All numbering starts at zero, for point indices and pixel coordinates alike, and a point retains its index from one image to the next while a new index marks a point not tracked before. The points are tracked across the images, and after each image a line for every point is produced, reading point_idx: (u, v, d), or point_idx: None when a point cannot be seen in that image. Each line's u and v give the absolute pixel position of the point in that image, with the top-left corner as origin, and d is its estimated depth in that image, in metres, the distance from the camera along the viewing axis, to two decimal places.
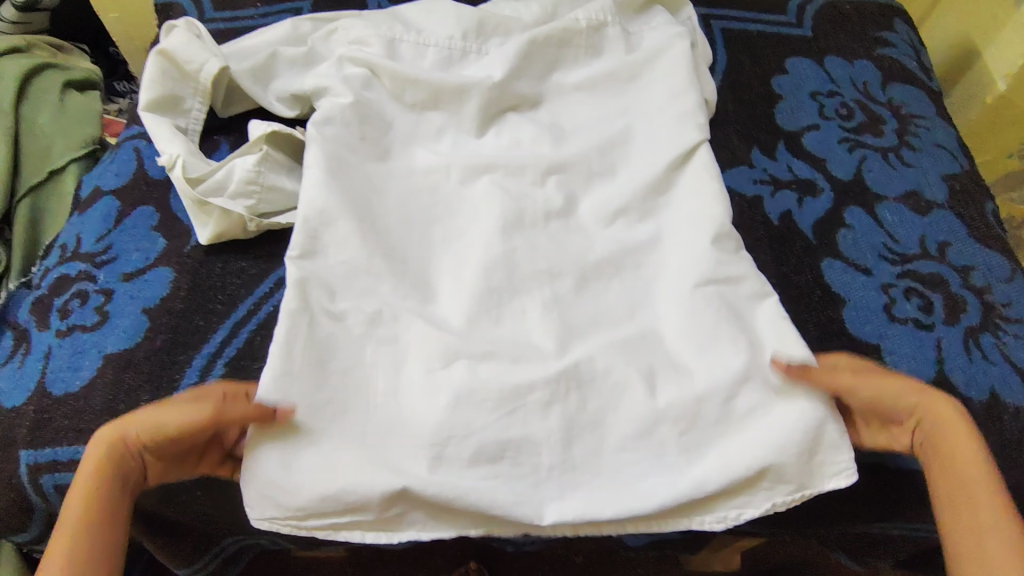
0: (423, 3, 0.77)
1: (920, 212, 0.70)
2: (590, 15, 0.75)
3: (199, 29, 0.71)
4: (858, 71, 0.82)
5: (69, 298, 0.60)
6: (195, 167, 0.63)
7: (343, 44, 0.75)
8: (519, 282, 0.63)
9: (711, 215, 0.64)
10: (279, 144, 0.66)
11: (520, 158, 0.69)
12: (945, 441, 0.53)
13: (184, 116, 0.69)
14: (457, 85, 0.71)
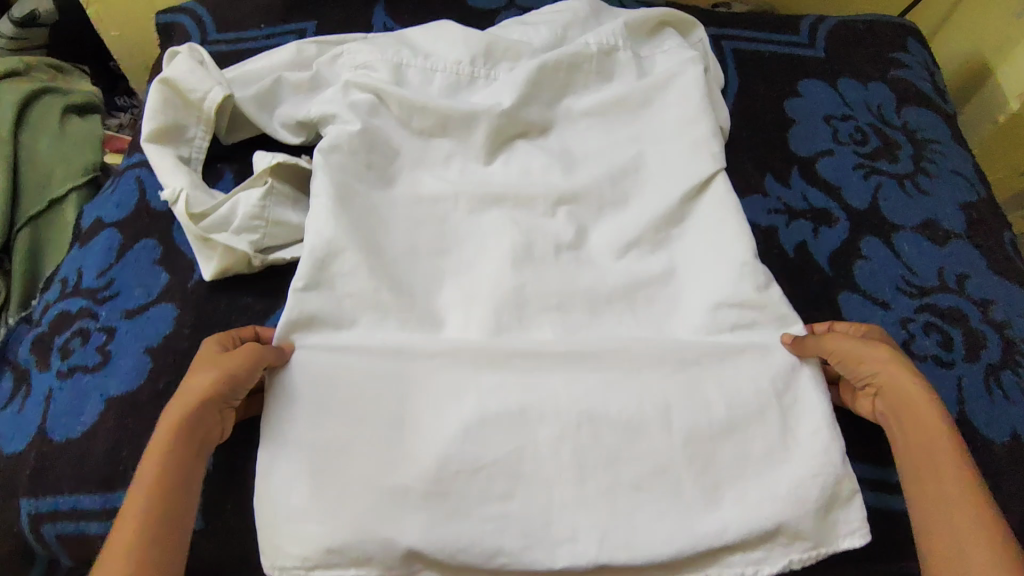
0: (430, 27, 0.75)
1: (938, 242, 0.69)
2: (600, 39, 0.73)
3: (202, 55, 0.69)
4: (872, 94, 0.81)
5: (70, 337, 0.59)
6: (198, 202, 0.62)
7: (349, 69, 0.73)
8: (529, 317, 0.60)
9: (728, 248, 0.62)
10: (285, 177, 0.65)
11: (531, 187, 0.67)
12: (905, 410, 0.52)
13: (187, 145, 0.67)
14: (465, 112, 0.69)
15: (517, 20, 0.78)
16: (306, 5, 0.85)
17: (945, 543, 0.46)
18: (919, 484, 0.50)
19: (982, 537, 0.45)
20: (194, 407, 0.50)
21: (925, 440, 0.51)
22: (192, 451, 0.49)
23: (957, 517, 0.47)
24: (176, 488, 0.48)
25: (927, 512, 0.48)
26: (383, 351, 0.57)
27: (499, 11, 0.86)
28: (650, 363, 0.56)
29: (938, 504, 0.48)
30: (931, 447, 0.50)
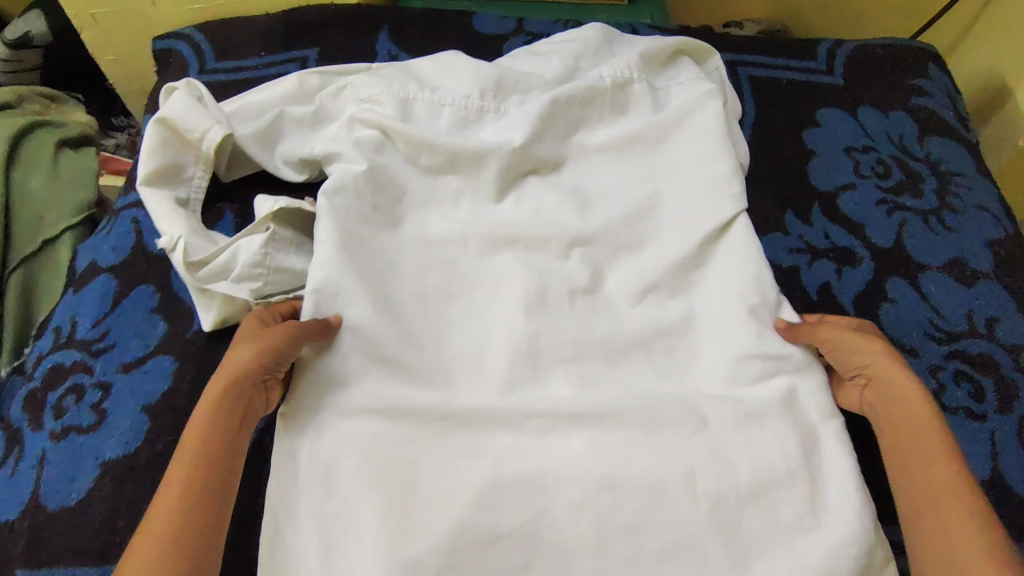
0: (438, 57, 0.73)
1: (966, 283, 0.67)
2: (614, 71, 0.71)
3: (201, 90, 0.67)
4: (893, 124, 0.78)
5: (64, 393, 0.57)
6: (197, 250, 0.59)
7: (354, 103, 0.71)
8: (545, 368, 0.58)
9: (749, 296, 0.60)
10: (287, 220, 0.62)
11: (545, 228, 0.65)
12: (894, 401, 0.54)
13: (186, 185, 0.64)
14: (475, 150, 0.67)
15: (527, 50, 0.75)
16: (307, 31, 0.82)
17: (931, 527, 0.47)
18: (908, 472, 0.51)
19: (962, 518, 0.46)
20: (231, 381, 0.51)
21: (913, 428, 0.52)
22: (232, 423, 0.50)
23: (942, 502, 0.48)
24: (216, 459, 0.48)
25: (915, 498, 0.49)
26: (393, 410, 0.54)
27: (507, 37, 0.84)
28: (671, 422, 0.54)
29: (924, 489, 0.49)
30: (919, 435, 0.51)
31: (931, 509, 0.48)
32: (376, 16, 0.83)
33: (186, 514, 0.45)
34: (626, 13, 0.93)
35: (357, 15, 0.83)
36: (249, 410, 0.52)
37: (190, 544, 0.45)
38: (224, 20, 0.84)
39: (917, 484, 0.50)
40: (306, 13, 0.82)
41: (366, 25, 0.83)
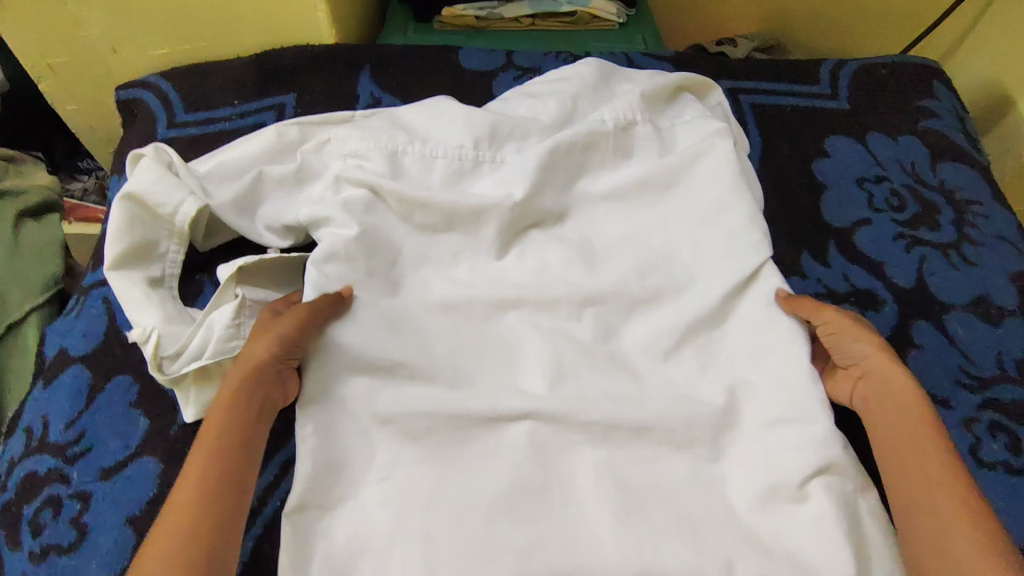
0: (426, 105, 0.68)
1: (992, 322, 0.64)
2: (616, 113, 0.66)
3: (170, 155, 0.61)
4: (904, 150, 0.75)
5: (41, 507, 0.52)
6: (171, 340, 0.55)
7: (339, 158, 0.66)
8: (566, 438, 0.55)
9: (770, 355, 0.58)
10: (253, 278, 0.59)
11: (554, 285, 0.61)
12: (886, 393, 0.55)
13: (160, 262, 0.59)
14: (473, 208, 0.62)
15: (521, 92, 0.70)
16: (282, 75, 0.77)
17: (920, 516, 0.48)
18: (897, 462, 0.51)
19: (951, 507, 0.47)
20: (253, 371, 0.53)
21: (903, 421, 0.53)
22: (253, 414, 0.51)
23: (933, 493, 0.48)
24: (237, 452, 0.49)
25: (906, 492, 0.50)
26: (404, 507, 0.51)
27: (496, 73, 0.79)
28: (703, 512, 0.53)
29: (917, 482, 0.49)
30: (907, 431, 0.52)
31: (924, 502, 0.48)
32: (355, 57, 0.78)
33: (210, 503, 0.46)
34: (618, 39, 0.88)
35: (335, 55, 0.78)
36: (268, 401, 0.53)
37: (211, 536, 0.45)
38: (191, 66, 0.78)
39: (909, 478, 0.50)
40: (280, 56, 0.77)
41: (345, 65, 0.78)
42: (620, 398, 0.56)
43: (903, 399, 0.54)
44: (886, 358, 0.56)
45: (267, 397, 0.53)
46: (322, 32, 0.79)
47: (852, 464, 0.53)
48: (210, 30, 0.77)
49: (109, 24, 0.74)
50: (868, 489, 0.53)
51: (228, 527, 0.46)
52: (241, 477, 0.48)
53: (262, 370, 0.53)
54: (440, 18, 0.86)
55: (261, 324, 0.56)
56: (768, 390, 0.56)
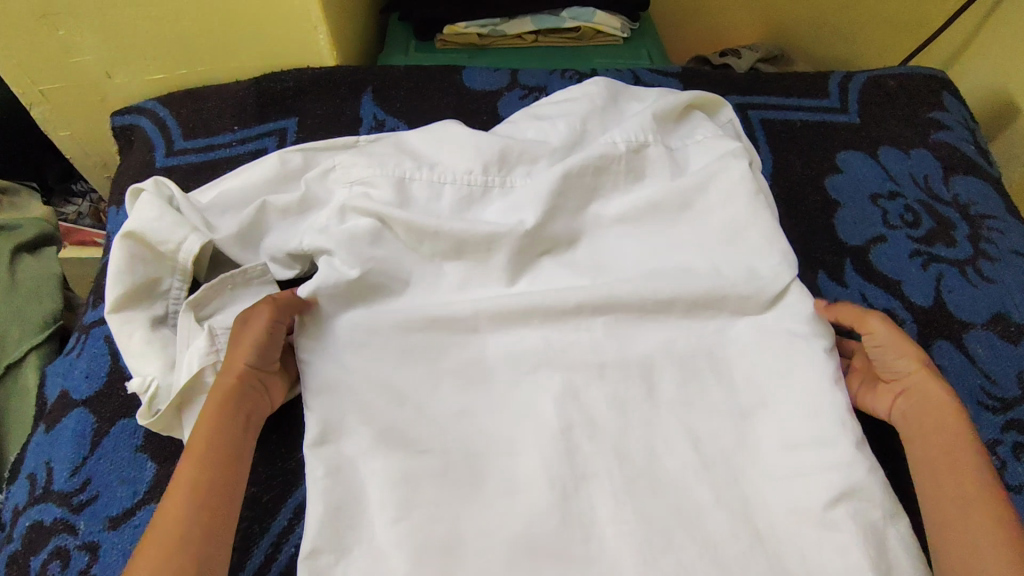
0: (433, 130, 0.66)
1: (1012, 340, 0.63)
2: (628, 135, 0.64)
3: (170, 189, 0.59)
4: (917, 163, 0.74)
5: (47, 559, 0.50)
6: (167, 393, 0.53)
7: (344, 186, 0.63)
8: (586, 469, 0.53)
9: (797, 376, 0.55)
10: (209, 297, 0.57)
11: (568, 307, 0.59)
12: (927, 411, 0.52)
13: (163, 299, 0.57)
14: (484, 235, 0.60)
15: (528, 114, 0.69)
16: (283, 99, 0.75)
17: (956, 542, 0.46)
18: (933, 481, 0.49)
19: (985, 528, 0.45)
20: (235, 381, 0.51)
21: (942, 442, 0.50)
22: (240, 425, 0.50)
23: (969, 514, 0.46)
24: (222, 470, 0.47)
25: (943, 512, 0.47)
26: (421, 551, 0.49)
27: (501, 92, 0.78)
28: (724, 540, 0.51)
29: (952, 503, 0.47)
30: (943, 447, 0.50)
31: (961, 522, 0.46)
32: (357, 79, 0.76)
33: (197, 521, 0.45)
34: (623, 54, 0.87)
35: (337, 77, 0.76)
36: (253, 410, 0.52)
37: (197, 553, 0.44)
38: (190, 91, 0.76)
39: (943, 499, 0.48)
40: (280, 80, 0.75)
41: (346, 88, 0.76)
42: (640, 431, 0.55)
43: (940, 416, 0.51)
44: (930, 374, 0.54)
45: (248, 410, 0.52)
46: (323, 53, 0.77)
47: (881, 490, 0.50)
48: (209, 54, 0.75)
49: (103, 49, 0.72)
50: (899, 515, 0.50)
51: (214, 548, 0.44)
52: (228, 490, 0.47)
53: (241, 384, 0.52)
54: (442, 36, 0.85)
55: (233, 334, 0.54)
56: (797, 417, 0.54)
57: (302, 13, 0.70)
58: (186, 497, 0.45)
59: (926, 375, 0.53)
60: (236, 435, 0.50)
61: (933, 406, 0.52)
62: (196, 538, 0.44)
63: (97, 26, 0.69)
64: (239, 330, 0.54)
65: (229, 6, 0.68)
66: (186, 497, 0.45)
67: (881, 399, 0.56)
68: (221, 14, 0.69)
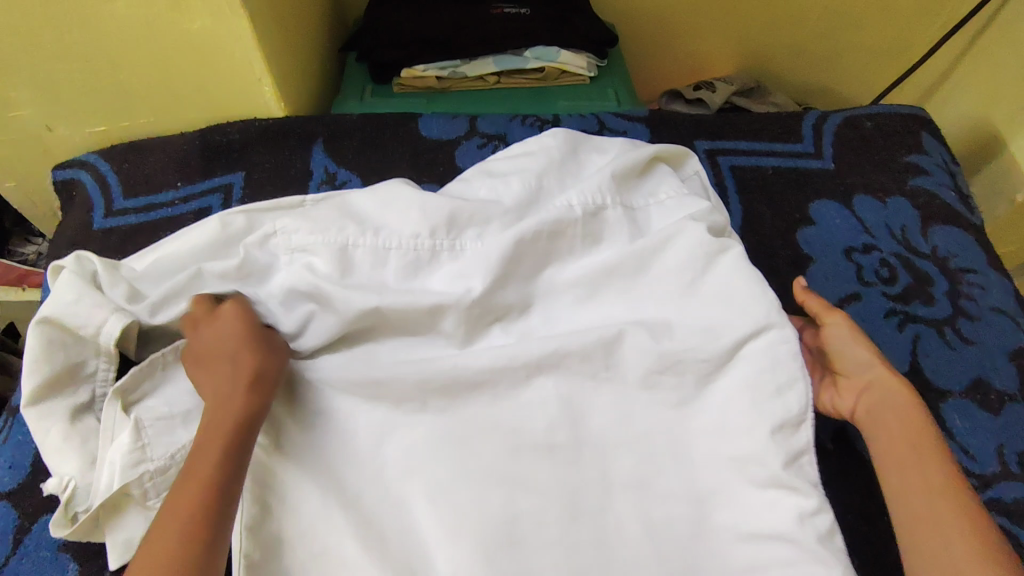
0: (379, 190, 0.61)
1: (992, 410, 0.60)
2: (585, 197, 0.61)
3: (94, 264, 0.57)
4: (893, 214, 0.71)
5: None
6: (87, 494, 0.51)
7: (285, 254, 0.59)
8: (530, 564, 0.50)
9: (759, 462, 0.52)
10: (139, 379, 0.53)
11: (514, 375, 0.55)
12: (889, 403, 0.51)
13: (90, 381, 0.54)
14: (428, 307, 0.56)
15: (482, 170, 0.66)
16: (228, 152, 0.72)
17: (931, 537, 0.44)
18: (902, 476, 0.47)
19: (954, 520, 0.44)
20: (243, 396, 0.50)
21: (906, 434, 0.49)
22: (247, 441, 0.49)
23: (942, 505, 0.45)
24: (231, 462, 0.47)
25: (911, 506, 0.46)
26: None
27: (458, 142, 0.75)
28: None
29: (917, 490, 0.46)
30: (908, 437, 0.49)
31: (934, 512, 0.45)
32: (307, 130, 0.73)
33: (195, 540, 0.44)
34: (588, 94, 0.85)
35: (287, 128, 0.73)
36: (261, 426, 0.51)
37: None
38: (132, 143, 0.73)
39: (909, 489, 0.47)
40: (225, 132, 0.72)
41: (296, 139, 0.73)
42: (591, 520, 0.52)
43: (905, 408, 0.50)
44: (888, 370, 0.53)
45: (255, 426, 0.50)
46: (270, 103, 0.74)
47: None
48: (150, 106, 0.71)
49: (37, 102, 0.68)
50: None
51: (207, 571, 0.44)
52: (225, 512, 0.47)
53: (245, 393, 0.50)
54: (398, 80, 0.82)
55: (216, 340, 0.53)
56: (760, 505, 0.51)
57: (245, 64, 0.67)
58: (196, 490, 0.46)
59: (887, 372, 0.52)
60: (245, 446, 0.49)
61: (896, 399, 0.51)
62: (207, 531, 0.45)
63: (29, 79, 0.65)
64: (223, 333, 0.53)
65: (167, 57, 0.65)
66: (196, 488, 0.46)
67: (844, 396, 0.54)
68: (160, 66, 0.66)
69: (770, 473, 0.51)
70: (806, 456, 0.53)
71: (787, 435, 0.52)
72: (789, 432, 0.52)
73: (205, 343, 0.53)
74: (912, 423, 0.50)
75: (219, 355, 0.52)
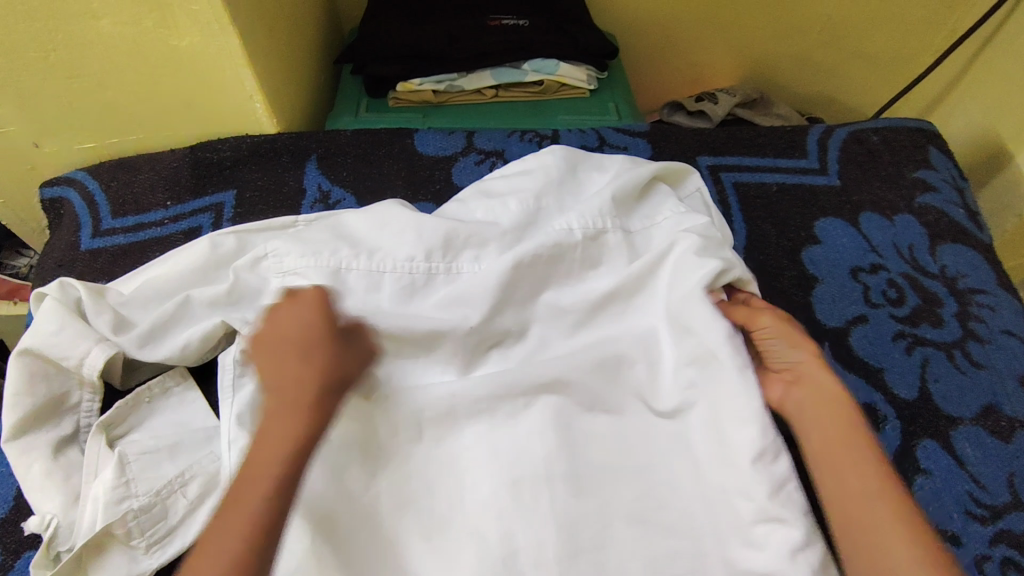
0: (373, 210, 0.59)
1: (1004, 437, 0.58)
2: (585, 220, 0.59)
3: (78, 292, 0.56)
4: (901, 232, 0.69)
5: None
6: (68, 534, 0.49)
7: (277, 277, 0.57)
8: None
9: (746, 494, 0.49)
10: (124, 414, 0.54)
11: (511, 402, 0.54)
12: (815, 398, 0.50)
13: (74, 414, 0.54)
14: (423, 333, 0.54)
15: (479, 190, 0.64)
16: (219, 170, 0.70)
17: (865, 538, 0.43)
18: (835, 476, 0.46)
19: (888, 514, 0.43)
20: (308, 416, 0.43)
21: (836, 432, 0.48)
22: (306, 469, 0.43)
23: (873, 502, 0.44)
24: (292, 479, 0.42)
25: (845, 506, 0.45)
26: None
27: (455, 159, 0.73)
28: None
29: (851, 490, 0.45)
30: (839, 437, 0.48)
31: (869, 515, 0.44)
32: (300, 147, 0.71)
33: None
34: (589, 108, 0.83)
35: (279, 146, 0.71)
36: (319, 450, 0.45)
37: None
38: (120, 160, 0.71)
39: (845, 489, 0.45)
40: (216, 149, 0.70)
41: (289, 157, 0.71)
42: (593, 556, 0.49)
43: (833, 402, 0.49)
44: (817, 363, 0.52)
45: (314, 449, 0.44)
46: (262, 123, 0.72)
47: None
48: (139, 124, 0.69)
49: (24, 120, 0.66)
50: None
51: None
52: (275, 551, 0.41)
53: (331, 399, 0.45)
54: (394, 94, 0.81)
55: (297, 326, 0.46)
56: (753, 539, 0.49)
57: (236, 82, 0.66)
58: (268, 492, 0.41)
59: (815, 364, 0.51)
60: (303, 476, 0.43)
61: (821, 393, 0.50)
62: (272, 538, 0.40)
63: (15, 96, 0.63)
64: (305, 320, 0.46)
65: (157, 76, 0.64)
66: (266, 488, 0.41)
67: (769, 388, 0.53)
68: (147, 82, 0.64)
69: (758, 506, 0.49)
70: (791, 482, 0.49)
71: (766, 466, 0.49)
72: (768, 461, 0.49)
73: (278, 327, 0.46)
74: (840, 418, 0.49)
75: (288, 352, 0.45)
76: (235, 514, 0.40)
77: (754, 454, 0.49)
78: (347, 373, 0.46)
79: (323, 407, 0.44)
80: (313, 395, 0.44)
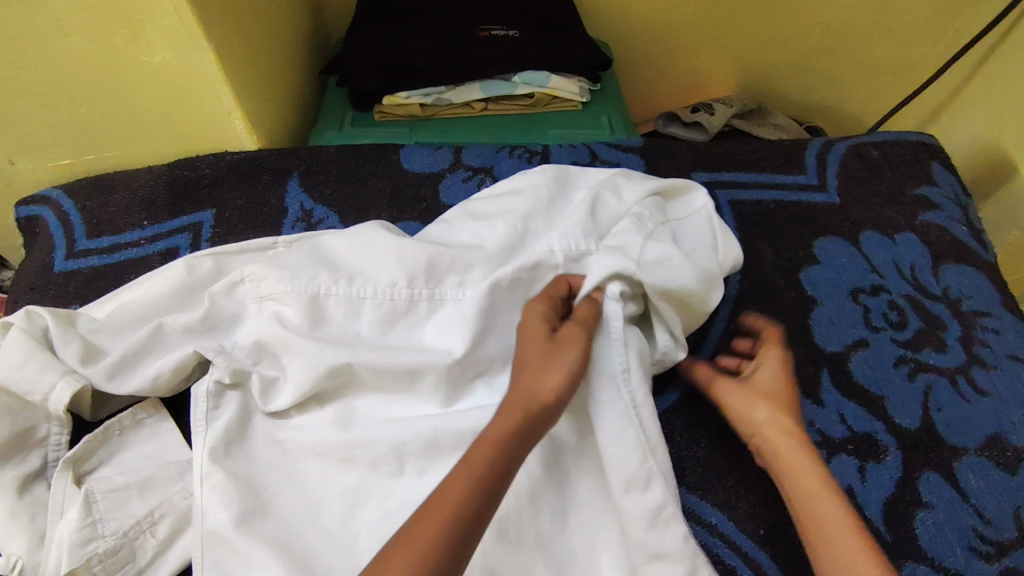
0: (354, 232, 0.57)
1: (1009, 468, 0.55)
2: (572, 245, 0.57)
3: (46, 321, 0.54)
4: (902, 251, 0.67)
5: None
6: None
7: (254, 304, 0.55)
8: None
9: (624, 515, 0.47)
10: (93, 448, 0.52)
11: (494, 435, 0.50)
12: (776, 464, 0.50)
13: (41, 448, 0.52)
14: (404, 365, 0.51)
15: (466, 211, 0.62)
16: (197, 189, 0.68)
17: None
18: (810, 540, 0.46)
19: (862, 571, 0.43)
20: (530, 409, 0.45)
21: (803, 494, 0.48)
22: (520, 449, 0.43)
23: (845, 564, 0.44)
24: (506, 454, 0.43)
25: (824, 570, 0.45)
26: None
27: (442, 175, 0.71)
28: None
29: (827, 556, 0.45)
30: (806, 498, 0.47)
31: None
32: (281, 164, 0.69)
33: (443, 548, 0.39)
34: (581, 121, 0.81)
35: (259, 163, 0.69)
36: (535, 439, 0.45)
37: None
38: (96, 179, 0.69)
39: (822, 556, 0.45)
40: (196, 167, 0.68)
41: (269, 174, 0.69)
42: None
43: (794, 464, 0.49)
44: (776, 421, 0.51)
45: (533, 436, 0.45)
46: (242, 137, 0.70)
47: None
48: (115, 140, 0.67)
49: None
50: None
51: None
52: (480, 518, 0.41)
53: (552, 403, 0.45)
54: (380, 107, 0.79)
55: (535, 328, 0.49)
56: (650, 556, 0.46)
57: (212, 98, 0.64)
58: (466, 485, 0.41)
59: (771, 427, 0.51)
60: (516, 457, 0.43)
61: (780, 458, 0.50)
62: (463, 533, 0.40)
63: None
64: (536, 327, 0.49)
65: (131, 93, 0.62)
66: (463, 481, 0.41)
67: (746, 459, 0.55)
68: (121, 99, 0.62)
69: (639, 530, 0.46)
70: (670, 508, 0.46)
71: (639, 494, 0.46)
72: (638, 490, 0.46)
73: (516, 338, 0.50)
74: (806, 478, 0.48)
75: (529, 343, 0.48)
76: (433, 502, 0.40)
77: (625, 483, 0.46)
78: (569, 379, 0.46)
79: (541, 410, 0.45)
80: (535, 400, 0.45)
